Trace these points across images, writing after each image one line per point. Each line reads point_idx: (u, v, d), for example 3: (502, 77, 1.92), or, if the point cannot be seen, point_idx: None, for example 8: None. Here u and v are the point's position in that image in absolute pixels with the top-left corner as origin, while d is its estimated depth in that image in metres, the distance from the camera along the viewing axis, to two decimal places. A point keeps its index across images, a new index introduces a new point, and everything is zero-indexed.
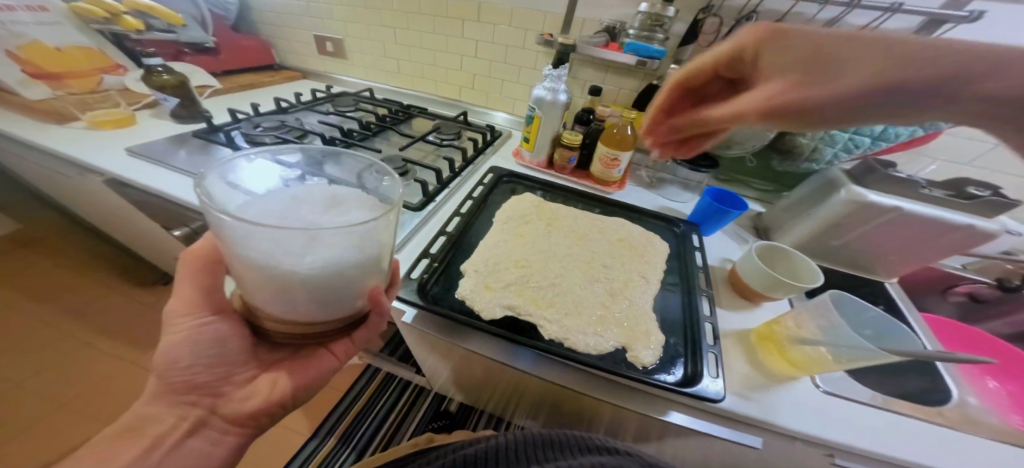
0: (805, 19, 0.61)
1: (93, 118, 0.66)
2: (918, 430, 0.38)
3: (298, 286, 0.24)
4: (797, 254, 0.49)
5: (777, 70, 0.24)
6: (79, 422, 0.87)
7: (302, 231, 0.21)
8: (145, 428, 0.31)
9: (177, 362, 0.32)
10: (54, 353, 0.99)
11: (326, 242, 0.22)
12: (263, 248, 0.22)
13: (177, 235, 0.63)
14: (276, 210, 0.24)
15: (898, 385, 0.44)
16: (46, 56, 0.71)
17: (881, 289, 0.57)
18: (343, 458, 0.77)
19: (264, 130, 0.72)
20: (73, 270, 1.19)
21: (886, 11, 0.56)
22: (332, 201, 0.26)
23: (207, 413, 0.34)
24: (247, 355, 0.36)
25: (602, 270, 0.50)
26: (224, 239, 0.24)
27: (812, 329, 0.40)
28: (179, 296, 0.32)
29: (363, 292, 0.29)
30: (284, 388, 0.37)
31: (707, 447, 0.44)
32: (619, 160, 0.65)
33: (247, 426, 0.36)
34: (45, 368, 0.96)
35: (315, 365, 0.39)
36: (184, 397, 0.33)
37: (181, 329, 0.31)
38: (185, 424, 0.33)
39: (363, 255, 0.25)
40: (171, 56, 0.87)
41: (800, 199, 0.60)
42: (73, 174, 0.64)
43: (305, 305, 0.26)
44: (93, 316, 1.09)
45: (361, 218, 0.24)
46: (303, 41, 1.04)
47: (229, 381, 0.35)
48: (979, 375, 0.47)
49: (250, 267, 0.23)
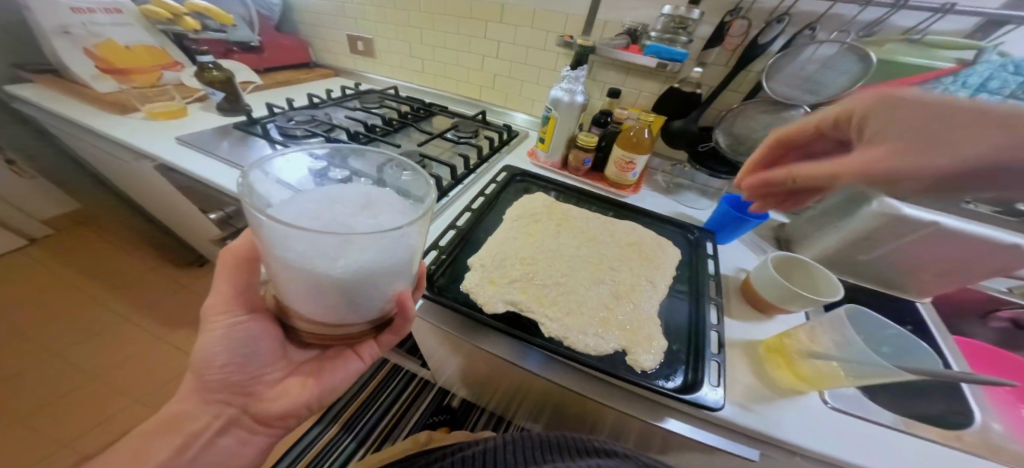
0: (844, 21, 0.58)
1: (151, 109, 0.73)
2: (932, 455, 0.36)
3: (329, 287, 0.25)
4: (813, 265, 0.48)
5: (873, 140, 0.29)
6: (122, 400, 0.95)
7: (337, 235, 0.22)
8: (182, 425, 0.34)
9: (213, 360, 0.34)
10: (99, 328, 1.09)
11: (357, 247, 0.23)
12: (301, 250, 0.23)
13: (213, 218, 0.68)
14: (312, 212, 0.25)
15: (920, 404, 0.42)
16: (117, 53, 0.79)
17: (912, 310, 0.54)
18: (344, 446, 0.80)
19: (297, 123, 0.77)
20: (124, 249, 1.32)
21: (936, 11, 0.52)
22: (365, 203, 0.27)
23: (238, 411, 0.37)
24: (277, 354, 0.38)
25: (609, 272, 0.50)
26: (263, 238, 0.26)
27: (825, 343, 0.39)
28: (218, 293, 0.35)
29: (388, 296, 0.30)
30: (312, 390, 0.39)
31: (712, 461, 0.44)
32: (634, 163, 0.65)
33: (273, 426, 0.39)
34: (91, 342, 1.06)
35: (342, 363, 0.42)
36: (216, 396, 0.36)
37: (218, 327, 0.34)
38: (219, 422, 0.35)
39: (393, 260, 0.26)
40: (221, 54, 0.94)
41: (826, 211, 0.56)
42: (129, 158, 0.71)
43: (334, 307, 0.28)
44: (138, 292, 1.21)
45: (391, 224, 0.26)
46: (336, 40, 1.10)
47: (260, 381, 0.37)
48: (1014, 403, 0.44)
49: (285, 266, 0.25)
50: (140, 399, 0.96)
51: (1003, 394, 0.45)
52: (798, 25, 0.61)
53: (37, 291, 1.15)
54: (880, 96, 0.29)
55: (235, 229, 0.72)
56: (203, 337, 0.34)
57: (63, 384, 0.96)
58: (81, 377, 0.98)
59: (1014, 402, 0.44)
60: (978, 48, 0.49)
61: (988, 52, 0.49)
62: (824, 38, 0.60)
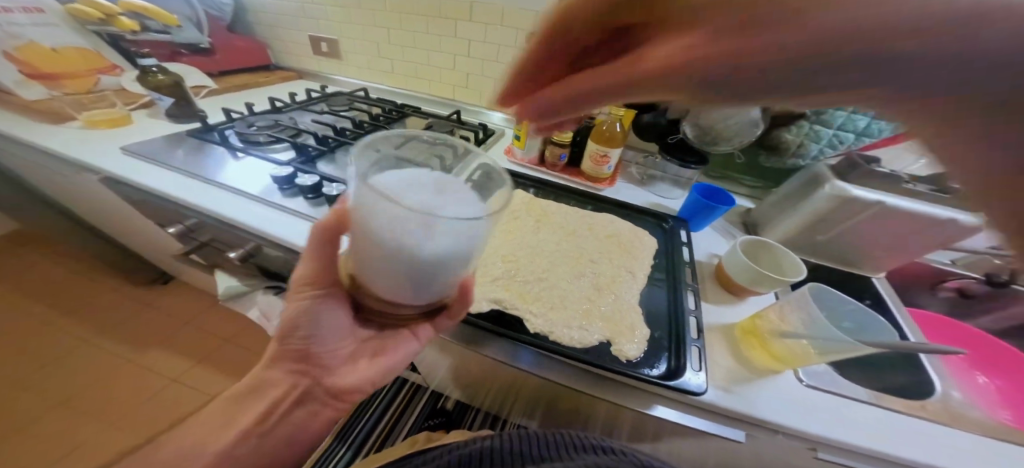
0: None
1: (89, 117, 0.67)
2: (887, 419, 0.39)
3: (401, 263, 0.27)
4: (779, 247, 0.50)
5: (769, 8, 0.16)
6: (85, 429, 0.87)
7: (428, 215, 0.23)
8: (265, 391, 0.39)
9: (296, 330, 0.37)
10: (43, 358, 0.99)
11: (436, 228, 0.24)
12: (386, 224, 0.24)
13: (171, 232, 0.64)
14: (404, 188, 0.26)
15: (881, 380, 0.45)
16: (43, 57, 0.72)
17: (868, 285, 0.58)
18: (338, 457, 0.76)
19: (259, 129, 0.74)
20: (68, 273, 1.21)
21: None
22: (448, 185, 0.28)
23: (313, 382, 0.40)
24: (349, 329, 0.40)
25: (589, 265, 0.51)
26: (356, 209, 0.27)
27: (793, 322, 0.41)
28: (305, 265, 0.35)
29: (452, 280, 0.31)
30: (377, 366, 0.41)
31: (700, 444, 0.46)
32: (609, 157, 0.66)
33: (343, 399, 0.43)
34: (33, 374, 0.95)
35: (400, 345, 0.42)
36: (298, 365, 0.39)
37: (299, 300, 0.36)
38: (296, 393, 0.39)
39: (468, 245, 0.27)
40: (166, 57, 0.88)
41: (788, 195, 0.60)
42: (68, 171, 0.64)
43: (400, 286, 0.30)
44: (88, 318, 1.10)
45: (471, 209, 0.26)
46: (298, 42, 1.05)
47: (334, 357, 0.40)
48: (968, 371, 0.49)
49: (370, 238, 0.27)
50: (111, 423, 0.88)
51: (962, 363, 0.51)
52: None
53: None
54: None
55: (198, 242, 0.68)
56: (290, 306, 0.37)
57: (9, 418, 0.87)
58: (36, 409, 0.89)
59: (970, 368, 0.50)
60: None
61: None
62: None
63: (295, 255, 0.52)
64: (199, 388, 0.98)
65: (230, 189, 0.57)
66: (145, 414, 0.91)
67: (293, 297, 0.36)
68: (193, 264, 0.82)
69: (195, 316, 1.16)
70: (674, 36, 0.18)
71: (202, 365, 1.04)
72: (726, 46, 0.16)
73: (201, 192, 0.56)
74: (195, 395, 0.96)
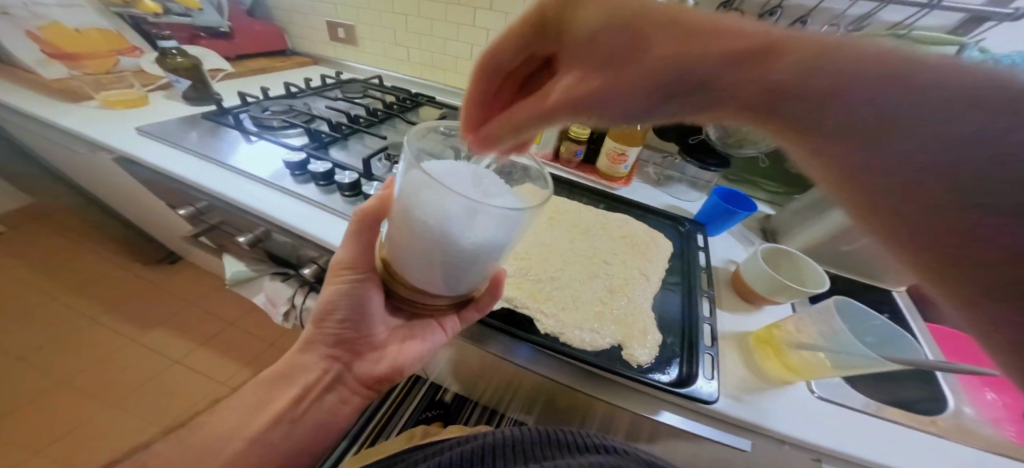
0: (833, 15, 0.59)
1: (106, 98, 0.67)
2: (898, 435, 0.38)
3: (438, 252, 0.26)
4: (800, 256, 0.49)
5: (594, 54, 0.24)
6: (98, 405, 0.90)
7: (480, 205, 0.23)
8: (294, 376, 0.41)
9: (333, 312, 0.38)
10: (62, 332, 1.03)
11: (482, 219, 0.24)
12: (432, 210, 0.24)
13: (183, 214, 0.65)
14: (450, 177, 0.26)
15: (894, 393, 0.44)
16: (63, 36, 0.73)
17: (888, 298, 0.56)
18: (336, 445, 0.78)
19: (273, 113, 0.73)
20: (87, 250, 1.24)
21: (923, 6, 0.53)
22: (488, 181, 0.28)
23: (343, 367, 0.42)
24: (382, 319, 0.41)
25: (602, 265, 0.50)
26: (399, 197, 0.27)
27: (811, 334, 0.40)
28: (345, 248, 0.35)
29: (484, 274, 0.31)
30: (407, 354, 0.44)
31: (696, 448, 0.45)
32: (626, 155, 0.64)
33: (371, 388, 0.45)
34: (53, 348, 0.99)
35: (428, 334, 0.43)
36: (331, 350, 0.42)
37: (339, 283, 0.36)
38: (328, 377, 0.41)
39: (506, 240, 0.27)
40: (186, 40, 0.88)
41: (811, 203, 0.58)
42: (84, 151, 0.65)
43: (434, 275, 0.30)
44: (105, 295, 1.14)
45: (513, 204, 0.26)
46: (315, 27, 1.04)
47: (369, 343, 0.42)
48: (979, 387, 0.47)
49: (411, 226, 0.26)
50: (110, 405, 0.91)
51: (969, 377, 0.48)
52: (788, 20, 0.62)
53: None
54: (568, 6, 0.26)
55: (209, 225, 0.68)
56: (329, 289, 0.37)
57: (30, 388, 0.91)
58: (54, 381, 0.93)
59: (980, 384, 0.47)
60: (960, 44, 0.52)
61: (969, 48, 0.51)
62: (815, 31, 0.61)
63: (298, 240, 0.53)
64: (208, 369, 1.02)
65: (243, 174, 0.57)
66: (153, 394, 0.94)
67: (331, 279, 0.36)
68: (203, 246, 0.83)
69: (204, 300, 1.19)
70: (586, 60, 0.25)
71: (210, 347, 1.07)
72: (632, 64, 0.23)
73: (216, 175, 0.56)
74: (202, 377, 1.00)
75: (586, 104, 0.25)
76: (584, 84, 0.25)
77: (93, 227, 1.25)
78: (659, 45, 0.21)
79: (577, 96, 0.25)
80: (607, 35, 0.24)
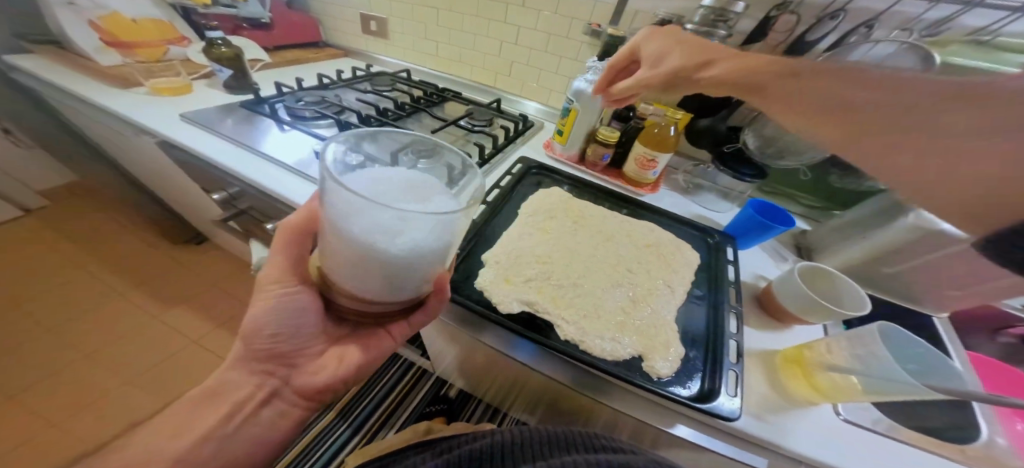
0: (907, 18, 0.55)
1: (157, 85, 0.71)
2: (926, 461, 0.37)
3: (376, 262, 0.26)
4: (840, 277, 0.46)
5: (656, 57, 0.54)
6: (118, 381, 0.96)
7: (401, 212, 0.23)
8: (225, 395, 0.36)
9: (264, 329, 0.35)
10: (97, 305, 1.10)
11: (415, 225, 0.24)
12: (364, 223, 0.24)
13: (216, 198, 0.67)
14: (374, 186, 0.25)
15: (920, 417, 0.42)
16: (124, 28, 0.77)
17: (927, 323, 0.53)
18: (338, 433, 0.80)
19: (306, 104, 0.75)
20: (127, 227, 1.32)
21: (1014, 10, 0.49)
22: (418, 186, 0.28)
23: (280, 382, 0.38)
24: (318, 330, 0.38)
25: (626, 274, 0.49)
26: (325, 207, 0.27)
27: (843, 356, 0.38)
28: (273, 263, 0.35)
29: (428, 277, 0.31)
30: (348, 368, 0.39)
31: (699, 457, 0.44)
32: (656, 161, 0.62)
33: (312, 399, 0.40)
34: (86, 322, 1.06)
35: (374, 343, 0.41)
36: (262, 366, 0.37)
37: (270, 296, 0.34)
38: (262, 393, 0.37)
39: (440, 243, 0.27)
40: (230, 30, 0.92)
41: (857, 220, 0.55)
42: (130, 134, 0.68)
43: (375, 284, 0.29)
44: (141, 272, 1.21)
45: (443, 207, 0.26)
46: (349, 20, 1.05)
47: (303, 354, 0.39)
48: (1010, 418, 0.43)
49: (340, 236, 0.26)
50: (126, 382, 0.96)
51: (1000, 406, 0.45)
52: (852, 22, 0.58)
53: (33, 265, 1.15)
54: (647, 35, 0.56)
55: (239, 210, 0.71)
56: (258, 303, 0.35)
57: (65, 358, 0.98)
58: (80, 355, 0.99)
59: (1010, 414, 0.44)
60: None
61: None
62: (882, 36, 0.57)
63: None
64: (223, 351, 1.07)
65: (277, 164, 0.58)
66: (171, 372, 1.00)
67: (260, 296, 0.34)
68: (232, 230, 0.87)
69: (230, 283, 1.26)
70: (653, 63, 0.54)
71: (229, 329, 1.13)
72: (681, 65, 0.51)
73: (247, 163, 0.58)
74: (216, 360, 1.04)
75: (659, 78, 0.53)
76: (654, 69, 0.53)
77: (134, 205, 1.32)
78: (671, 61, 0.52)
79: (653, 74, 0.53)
80: (662, 51, 0.54)
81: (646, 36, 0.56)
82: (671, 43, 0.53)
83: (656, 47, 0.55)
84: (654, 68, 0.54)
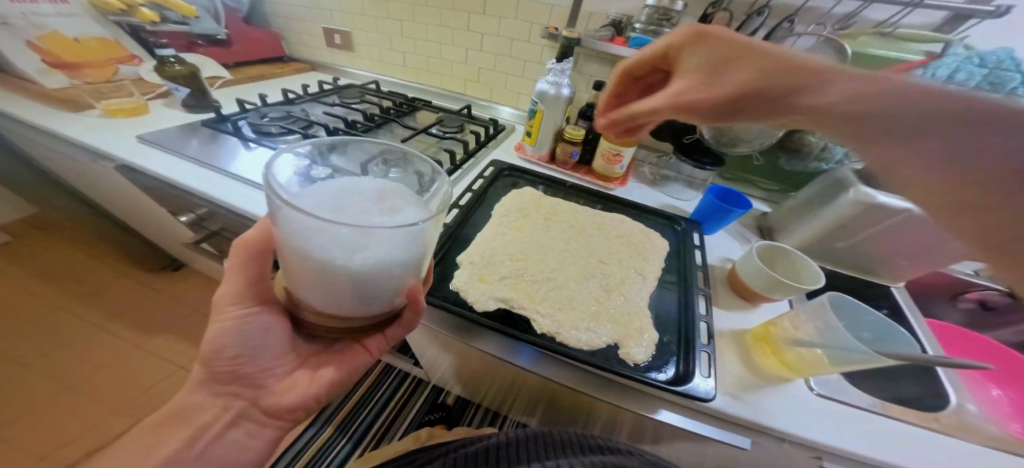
0: (820, 13, 0.60)
1: (108, 106, 0.68)
2: (901, 431, 0.38)
3: (340, 278, 0.26)
4: (798, 255, 0.49)
5: (695, 68, 0.35)
6: (102, 409, 0.90)
7: (361, 228, 0.22)
8: (190, 417, 0.34)
9: (223, 351, 0.34)
10: (55, 341, 1.02)
11: (376, 239, 0.23)
12: (321, 241, 0.23)
13: (184, 220, 0.66)
14: (328, 201, 0.25)
15: (896, 389, 0.44)
16: (64, 46, 0.73)
17: (887, 293, 0.56)
18: (338, 449, 0.78)
19: (271, 120, 0.74)
20: (83, 256, 1.23)
21: (906, 6, 0.55)
22: (380, 198, 0.27)
23: (248, 403, 0.37)
24: (287, 347, 0.37)
25: (598, 265, 0.50)
26: (278, 227, 0.26)
27: (807, 330, 0.40)
28: (231, 284, 0.33)
29: (401, 289, 0.31)
30: (319, 383, 0.39)
31: (696, 446, 0.45)
32: (621, 156, 0.65)
33: (281, 418, 0.39)
34: (47, 359, 0.98)
35: (349, 358, 0.41)
36: (226, 387, 0.36)
37: (227, 319, 0.33)
38: (228, 415, 0.36)
39: (407, 256, 0.26)
40: (184, 48, 0.88)
41: (806, 200, 0.59)
42: (86, 159, 0.66)
43: (345, 300, 0.29)
44: (104, 303, 1.14)
45: (408, 218, 0.26)
46: (313, 33, 1.05)
47: (271, 374, 0.37)
48: (983, 383, 0.46)
49: (298, 255, 0.25)
50: (113, 413, 0.90)
51: (975, 373, 0.48)
52: (776, 18, 0.63)
53: None
54: (693, 30, 0.36)
55: (210, 231, 0.69)
56: (212, 327, 0.33)
57: (30, 396, 0.90)
58: (51, 389, 0.92)
59: (984, 381, 0.47)
60: (944, 41, 0.53)
61: (954, 45, 0.52)
62: (802, 30, 0.62)
63: None
64: None
65: (246, 182, 0.57)
66: (156, 400, 0.94)
67: (215, 318, 0.33)
68: (205, 252, 0.83)
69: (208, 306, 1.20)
70: (688, 77, 0.36)
71: None
72: (729, 79, 0.31)
73: (213, 182, 0.56)
74: None
75: (692, 105, 0.34)
76: (691, 88, 0.35)
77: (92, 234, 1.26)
78: (738, 70, 0.31)
79: (682, 99, 0.35)
80: (705, 57, 0.34)
81: (688, 38, 0.37)
82: (730, 41, 0.33)
83: (695, 52, 0.36)
84: (707, 80, 0.33)
